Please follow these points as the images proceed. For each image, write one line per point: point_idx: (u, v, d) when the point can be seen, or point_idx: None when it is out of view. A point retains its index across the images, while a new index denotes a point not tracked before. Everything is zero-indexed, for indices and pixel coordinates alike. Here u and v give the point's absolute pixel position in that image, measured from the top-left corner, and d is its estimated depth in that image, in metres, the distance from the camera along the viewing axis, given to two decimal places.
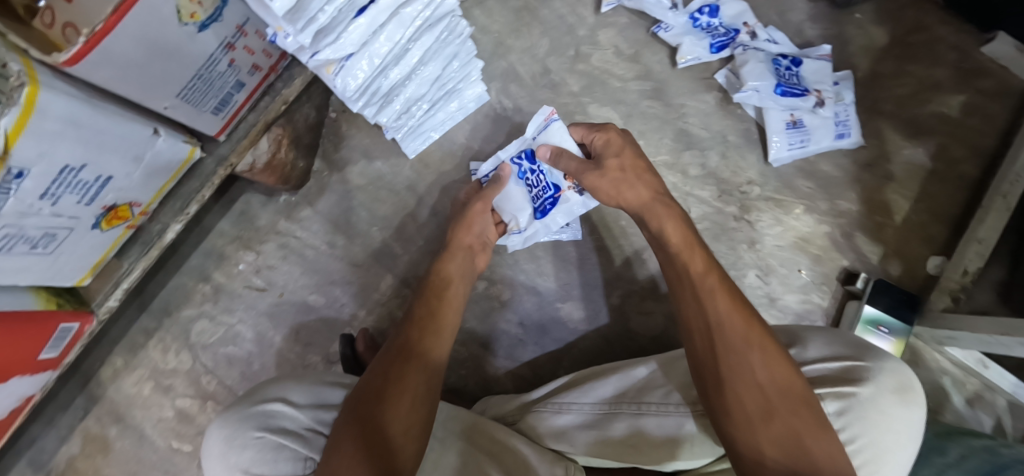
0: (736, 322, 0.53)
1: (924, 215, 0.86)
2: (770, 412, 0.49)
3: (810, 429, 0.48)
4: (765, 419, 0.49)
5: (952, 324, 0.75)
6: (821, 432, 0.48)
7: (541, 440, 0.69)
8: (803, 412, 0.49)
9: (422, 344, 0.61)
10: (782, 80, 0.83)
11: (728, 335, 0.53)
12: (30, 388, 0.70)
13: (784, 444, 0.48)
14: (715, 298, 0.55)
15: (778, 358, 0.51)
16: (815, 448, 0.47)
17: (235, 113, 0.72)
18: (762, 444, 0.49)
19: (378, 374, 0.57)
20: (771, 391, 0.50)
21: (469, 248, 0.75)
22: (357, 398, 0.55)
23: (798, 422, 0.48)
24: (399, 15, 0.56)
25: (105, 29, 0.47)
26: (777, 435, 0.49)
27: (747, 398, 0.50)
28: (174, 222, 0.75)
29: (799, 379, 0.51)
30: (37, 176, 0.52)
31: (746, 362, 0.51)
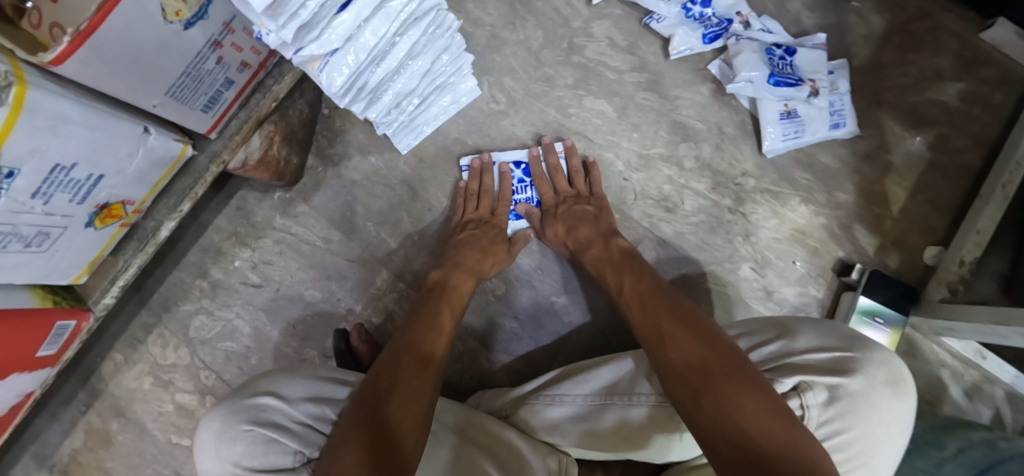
0: (650, 328, 0.60)
1: (924, 206, 0.85)
2: (699, 388, 0.49)
3: (734, 393, 0.47)
4: (694, 397, 0.49)
5: (949, 314, 0.75)
6: (748, 395, 0.47)
7: (533, 432, 0.69)
8: (732, 381, 0.48)
9: (424, 344, 0.64)
10: (774, 71, 0.82)
11: (647, 339, 0.59)
12: (29, 384, 0.71)
13: (717, 415, 0.47)
14: (635, 311, 0.64)
15: (685, 343, 0.54)
16: (750, 415, 0.45)
17: (226, 110, 0.72)
18: (701, 422, 0.47)
19: (379, 367, 0.59)
20: (694, 371, 0.51)
21: (478, 270, 0.78)
22: (361, 391, 0.56)
23: (725, 393, 0.47)
24: (384, 9, 0.56)
25: (91, 28, 0.47)
26: (708, 410, 0.47)
27: (675, 383, 0.51)
28: (168, 219, 0.75)
29: (715, 353, 0.51)
30: (28, 174, 0.52)
31: (664, 354, 0.55)
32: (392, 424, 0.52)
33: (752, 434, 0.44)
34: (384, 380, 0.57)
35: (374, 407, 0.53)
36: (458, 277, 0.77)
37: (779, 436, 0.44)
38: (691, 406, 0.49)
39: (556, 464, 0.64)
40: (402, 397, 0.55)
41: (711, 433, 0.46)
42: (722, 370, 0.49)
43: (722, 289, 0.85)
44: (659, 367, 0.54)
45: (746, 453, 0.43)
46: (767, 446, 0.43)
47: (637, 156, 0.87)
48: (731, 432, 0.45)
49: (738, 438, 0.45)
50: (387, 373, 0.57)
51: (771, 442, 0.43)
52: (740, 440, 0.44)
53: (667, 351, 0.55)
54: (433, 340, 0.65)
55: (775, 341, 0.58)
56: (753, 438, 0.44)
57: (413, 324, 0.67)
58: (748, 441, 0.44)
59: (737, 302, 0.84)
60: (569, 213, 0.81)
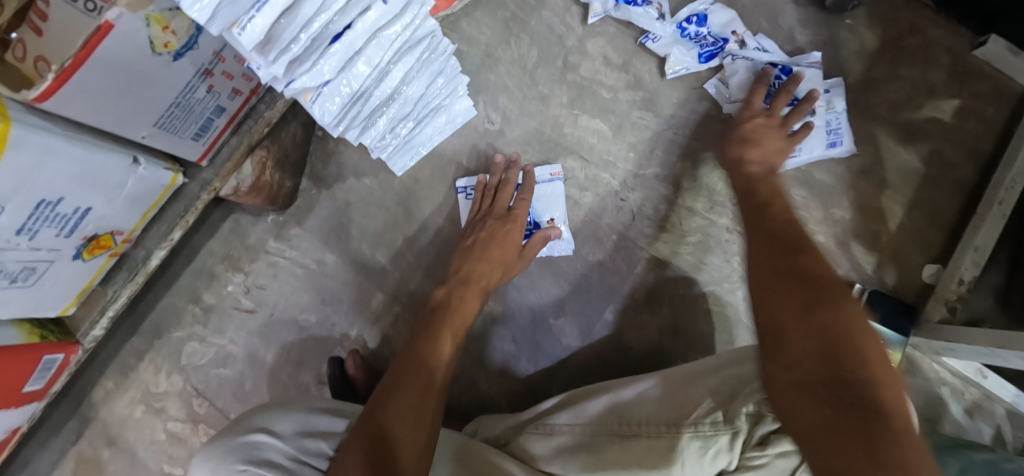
0: (769, 239, 0.51)
1: (921, 222, 0.85)
2: (802, 301, 0.42)
3: (849, 316, 0.40)
4: (792, 310, 0.42)
5: (950, 336, 0.73)
6: (865, 325, 0.39)
7: (533, 460, 0.68)
8: (841, 303, 0.41)
9: (431, 352, 0.62)
10: (771, 93, 0.82)
11: (766, 244, 0.51)
12: (16, 420, 0.69)
13: (818, 331, 0.40)
14: (760, 222, 0.55)
15: (814, 259, 0.46)
16: (856, 336, 0.38)
17: (217, 137, 0.71)
18: (794, 336, 0.41)
19: (382, 390, 0.58)
20: (802, 283, 0.43)
21: (483, 285, 0.74)
22: (365, 417, 0.55)
23: (831, 312, 0.40)
24: (377, 39, 0.56)
25: (76, 64, 0.46)
26: (807, 321, 0.41)
27: (776, 292, 0.45)
28: (159, 247, 0.74)
29: (838, 279, 0.43)
30: (12, 211, 0.51)
31: (785, 258, 0.47)
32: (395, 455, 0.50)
33: (853, 351, 0.38)
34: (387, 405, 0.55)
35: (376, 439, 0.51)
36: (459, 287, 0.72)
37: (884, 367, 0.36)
38: (790, 322, 0.42)
39: None
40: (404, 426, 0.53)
41: (801, 349, 0.40)
42: (835, 291, 0.42)
43: (722, 309, 0.83)
44: (758, 284, 0.47)
45: (837, 370, 0.37)
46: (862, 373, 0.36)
47: (633, 175, 0.87)
48: (833, 347, 0.38)
49: (836, 351, 0.38)
50: (392, 399, 0.55)
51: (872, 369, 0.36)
52: (835, 355, 0.38)
53: (774, 264, 0.47)
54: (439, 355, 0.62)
55: None
56: (851, 358, 0.37)
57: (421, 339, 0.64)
58: (845, 359, 0.37)
59: (736, 323, 0.83)
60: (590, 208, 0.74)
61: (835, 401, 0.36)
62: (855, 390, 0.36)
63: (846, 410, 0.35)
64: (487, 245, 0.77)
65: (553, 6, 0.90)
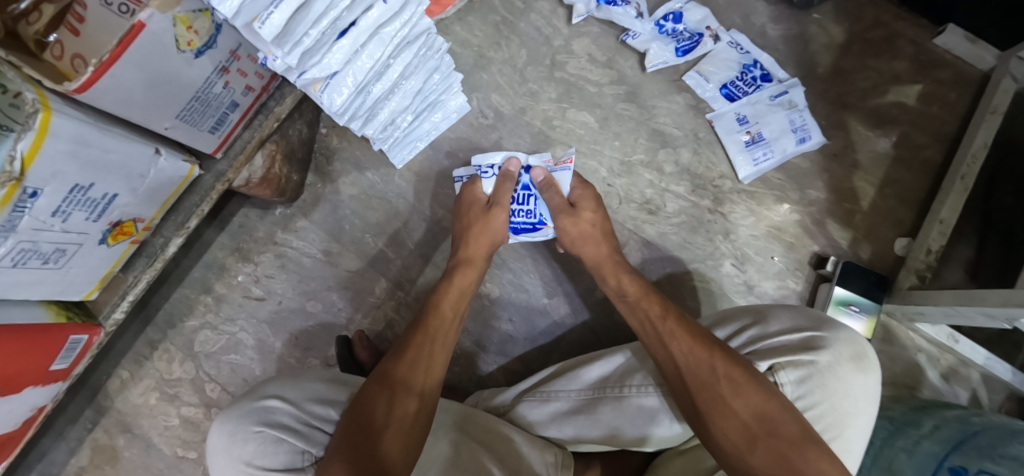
0: (698, 359, 0.56)
1: (891, 200, 0.90)
2: (716, 382, 0.54)
3: (791, 447, 0.50)
4: (716, 388, 0.54)
5: (919, 300, 0.80)
6: (808, 447, 0.49)
7: (531, 427, 0.72)
8: (746, 379, 0.54)
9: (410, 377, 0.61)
10: (728, 83, 0.92)
11: (693, 370, 0.56)
12: (42, 398, 0.73)
13: (774, 464, 0.50)
14: (673, 339, 0.60)
15: (743, 387, 0.53)
16: (770, 403, 0.52)
17: (231, 131, 0.76)
18: (723, 411, 0.53)
19: (364, 400, 0.57)
20: (745, 422, 0.52)
21: (474, 262, 0.79)
22: (345, 426, 0.55)
23: (744, 389, 0.53)
24: (379, 35, 0.61)
25: (112, 58, 0.51)
26: (765, 461, 0.50)
27: (695, 374, 0.56)
28: (176, 235, 0.79)
29: (775, 400, 0.52)
30: (49, 194, 0.56)
31: (717, 393, 0.54)
32: (387, 461, 0.53)
33: None
34: (372, 419, 0.55)
35: (369, 449, 0.53)
36: (439, 295, 0.74)
37: (795, 420, 0.51)
38: (721, 399, 0.54)
39: (552, 458, 0.67)
40: (397, 434, 0.55)
41: (729, 420, 0.53)
42: (768, 428, 0.51)
43: (705, 285, 0.89)
44: (674, 360, 0.58)
45: (763, 433, 0.51)
46: (797, 452, 0.49)
47: (619, 163, 0.92)
48: (758, 416, 0.52)
49: (762, 419, 0.52)
50: (379, 410, 0.56)
51: (795, 426, 0.51)
52: (759, 425, 0.52)
53: (679, 339, 0.59)
54: (428, 369, 0.63)
55: (751, 327, 0.62)
56: (774, 419, 0.51)
57: (404, 346, 0.66)
58: (770, 422, 0.51)
59: (720, 296, 0.89)
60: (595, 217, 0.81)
61: (773, 462, 0.50)
62: (784, 445, 0.50)
63: (777, 469, 0.49)
64: (489, 208, 0.82)
65: (540, 10, 0.96)
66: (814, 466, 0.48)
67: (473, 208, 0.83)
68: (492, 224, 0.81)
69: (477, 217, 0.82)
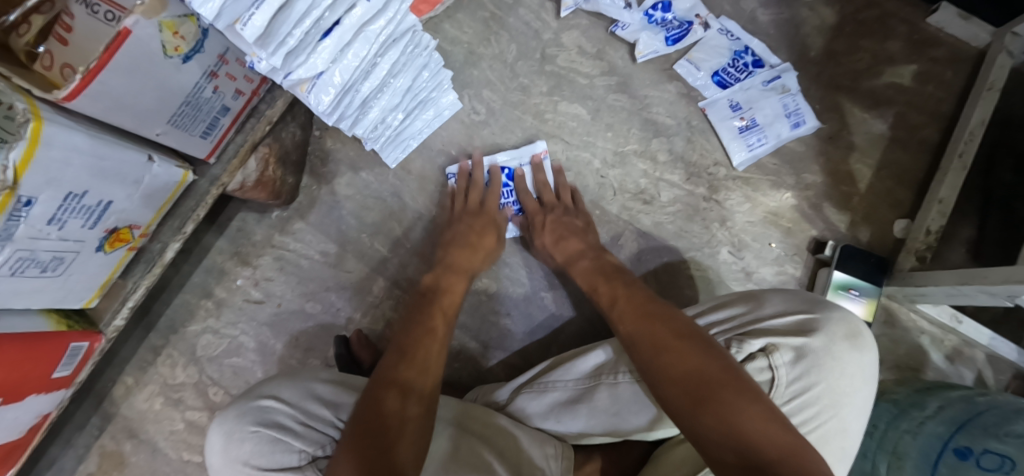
0: (644, 337, 0.59)
1: (888, 181, 0.90)
2: (655, 353, 0.56)
3: (733, 405, 0.48)
4: (657, 357, 0.55)
5: (919, 281, 0.79)
6: (748, 407, 0.47)
7: (530, 419, 0.72)
8: (686, 346, 0.54)
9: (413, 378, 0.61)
10: (720, 70, 0.91)
11: (638, 347, 0.58)
12: (46, 405, 0.74)
13: (721, 428, 0.47)
14: (625, 320, 0.63)
15: (684, 354, 0.54)
16: (710, 364, 0.52)
17: (223, 135, 0.77)
18: (663, 379, 0.53)
19: (376, 402, 0.57)
20: (687, 385, 0.51)
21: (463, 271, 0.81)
22: (360, 426, 0.54)
23: (683, 353, 0.54)
24: (363, 33, 0.61)
25: (99, 66, 0.52)
26: (710, 423, 0.48)
27: (640, 353, 0.58)
28: (173, 240, 0.80)
29: (716, 363, 0.52)
30: (45, 202, 0.56)
31: (659, 363, 0.55)
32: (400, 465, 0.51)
33: (747, 443, 0.45)
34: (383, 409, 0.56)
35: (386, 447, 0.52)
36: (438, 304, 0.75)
37: (735, 381, 0.50)
38: (662, 367, 0.54)
39: (553, 450, 0.67)
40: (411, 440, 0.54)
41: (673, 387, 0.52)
42: (710, 388, 0.50)
43: (703, 273, 0.89)
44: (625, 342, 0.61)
45: (704, 393, 0.50)
46: (738, 409, 0.47)
47: (613, 154, 0.92)
48: (697, 377, 0.51)
49: (702, 378, 0.51)
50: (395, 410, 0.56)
51: (735, 387, 0.49)
52: (699, 385, 0.51)
53: (627, 321, 0.63)
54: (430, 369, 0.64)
55: (744, 310, 0.62)
56: (713, 379, 0.50)
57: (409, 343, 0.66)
58: (710, 381, 0.50)
59: (717, 284, 0.89)
60: (552, 228, 0.84)
61: (717, 422, 0.47)
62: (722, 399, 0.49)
63: (722, 431, 0.47)
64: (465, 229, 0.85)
65: (529, 4, 0.96)
66: (753, 424, 0.46)
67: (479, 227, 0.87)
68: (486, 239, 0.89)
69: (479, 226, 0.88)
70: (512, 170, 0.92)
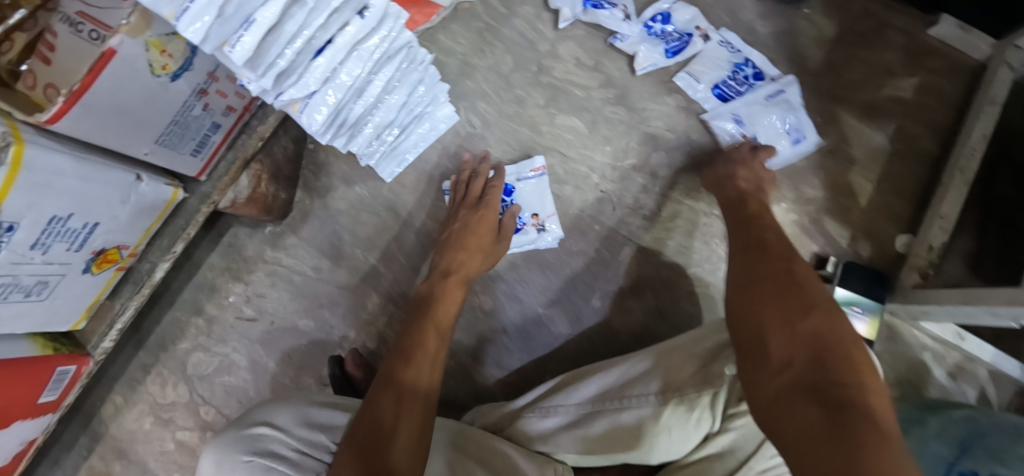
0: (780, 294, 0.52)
1: (889, 195, 0.89)
2: (812, 309, 0.48)
3: (844, 374, 0.41)
4: (802, 318, 0.47)
5: (923, 299, 0.78)
6: (861, 382, 0.41)
7: (530, 442, 0.71)
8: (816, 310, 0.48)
9: (410, 376, 0.62)
10: (720, 82, 0.90)
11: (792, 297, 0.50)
12: (32, 431, 0.72)
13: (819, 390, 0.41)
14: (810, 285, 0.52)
15: (824, 319, 0.47)
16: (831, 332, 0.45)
17: (214, 153, 0.75)
18: (781, 335, 0.47)
19: (372, 401, 0.58)
20: (810, 344, 0.45)
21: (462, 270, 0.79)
22: (355, 426, 0.55)
23: (857, 356, 0.43)
24: (357, 52, 0.60)
25: (82, 88, 0.50)
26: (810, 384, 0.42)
27: (769, 301, 0.51)
28: (163, 260, 0.78)
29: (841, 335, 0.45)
30: (27, 227, 0.54)
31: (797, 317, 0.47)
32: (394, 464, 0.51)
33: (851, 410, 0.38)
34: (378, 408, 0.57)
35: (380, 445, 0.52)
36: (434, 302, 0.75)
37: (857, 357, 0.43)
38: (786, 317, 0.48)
39: (553, 472, 0.64)
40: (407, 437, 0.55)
41: (791, 349, 0.46)
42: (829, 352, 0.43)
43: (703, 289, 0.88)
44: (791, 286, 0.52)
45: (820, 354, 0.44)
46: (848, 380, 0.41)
47: (611, 169, 0.91)
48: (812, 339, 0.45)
49: (822, 340, 0.45)
50: (390, 408, 0.57)
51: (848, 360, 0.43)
52: (821, 345, 0.44)
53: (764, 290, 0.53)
54: (428, 368, 0.64)
55: None
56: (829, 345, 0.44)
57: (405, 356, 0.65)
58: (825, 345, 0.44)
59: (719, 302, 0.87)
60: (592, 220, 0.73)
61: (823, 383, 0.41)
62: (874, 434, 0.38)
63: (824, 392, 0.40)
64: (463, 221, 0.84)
65: (525, 15, 0.94)
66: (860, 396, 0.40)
67: (484, 233, 0.82)
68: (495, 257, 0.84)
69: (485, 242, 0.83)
70: (510, 186, 0.90)
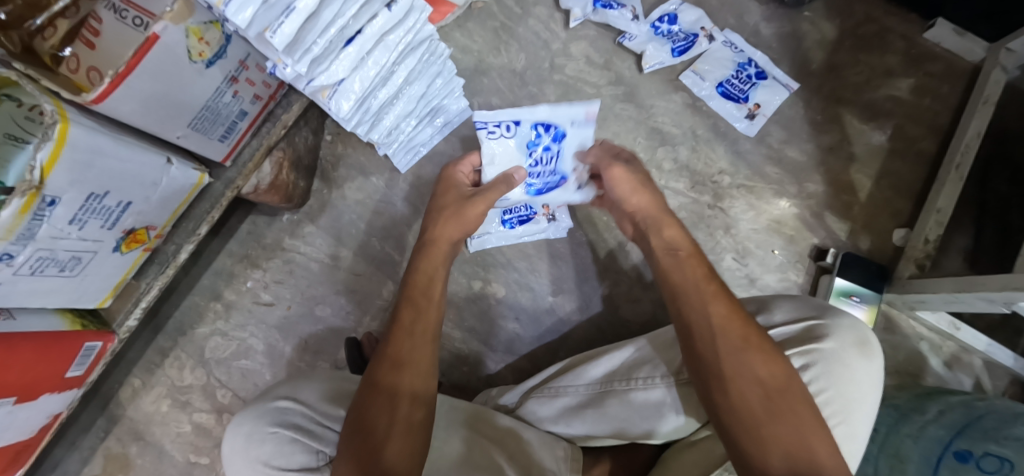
0: (732, 327, 0.56)
1: (888, 191, 0.92)
2: (745, 350, 0.54)
3: (807, 425, 0.51)
4: (753, 363, 0.54)
5: (919, 288, 0.81)
6: (819, 430, 0.51)
7: (541, 424, 0.73)
8: (771, 352, 0.55)
9: (401, 379, 0.59)
10: (724, 81, 0.94)
11: (728, 336, 0.55)
12: (59, 405, 0.74)
13: (789, 446, 0.50)
14: (714, 301, 0.58)
15: (771, 363, 0.54)
16: (788, 380, 0.53)
17: (240, 139, 0.78)
18: (746, 379, 0.54)
19: (363, 407, 0.56)
20: (766, 396, 0.53)
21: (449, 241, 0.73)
22: (349, 434, 0.55)
23: (802, 401, 0.53)
24: (384, 42, 0.63)
25: (127, 70, 0.53)
26: (782, 438, 0.51)
27: (725, 340, 0.55)
28: (187, 242, 0.81)
29: (794, 379, 0.54)
30: (67, 202, 0.57)
31: (746, 361, 0.54)
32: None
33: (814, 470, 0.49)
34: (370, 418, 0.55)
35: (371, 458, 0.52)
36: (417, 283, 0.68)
37: (806, 401, 0.53)
38: (743, 357, 0.54)
39: (562, 453, 0.68)
40: (400, 445, 0.54)
41: (752, 393, 0.53)
42: (789, 404, 0.52)
43: None
44: (709, 321, 0.57)
45: (783, 408, 0.52)
46: (811, 431, 0.51)
47: None
48: (773, 386, 0.53)
49: (784, 390, 0.53)
50: (379, 416, 0.55)
51: (805, 408, 0.52)
52: (779, 399, 0.52)
53: (715, 304, 0.58)
54: (419, 368, 0.60)
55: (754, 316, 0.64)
56: (790, 395, 0.53)
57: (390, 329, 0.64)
58: (786, 398, 0.52)
59: None
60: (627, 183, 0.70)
61: (789, 439, 0.50)
62: (795, 416, 0.51)
63: (790, 447, 0.50)
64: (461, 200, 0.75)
65: (538, 15, 0.98)
66: (821, 450, 0.50)
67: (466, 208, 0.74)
68: (465, 216, 0.73)
69: (454, 202, 0.75)
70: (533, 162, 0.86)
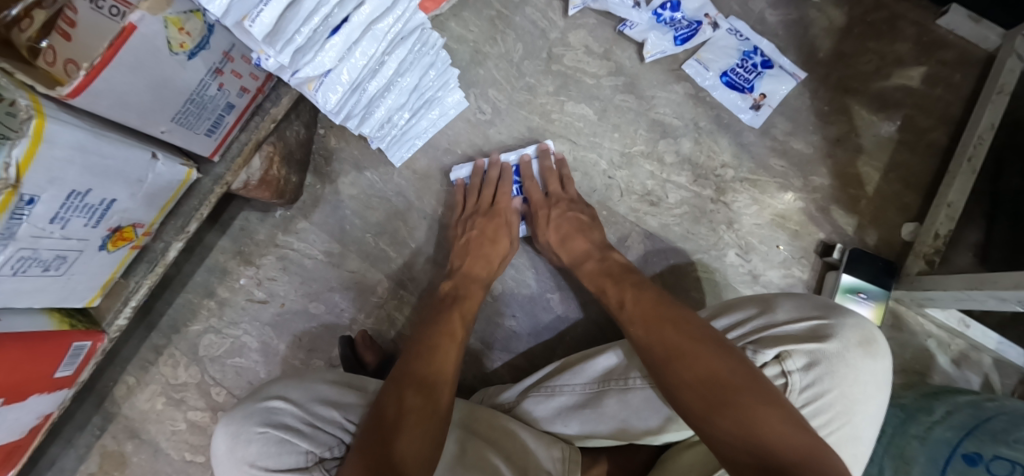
0: (653, 341, 0.60)
1: (897, 184, 0.89)
2: (670, 361, 0.56)
3: (748, 409, 0.49)
4: (682, 366, 0.55)
5: (928, 285, 0.79)
6: (762, 410, 0.49)
7: (537, 423, 0.72)
8: (699, 350, 0.55)
9: (429, 371, 0.63)
10: (729, 70, 0.91)
11: (653, 351, 0.59)
12: (49, 404, 0.73)
13: (736, 435, 0.49)
14: (637, 324, 0.64)
15: (698, 360, 0.55)
16: (719, 369, 0.53)
17: (228, 133, 0.76)
18: (676, 385, 0.55)
19: (388, 394, 0.59)
20: (700, 394, 0.53)
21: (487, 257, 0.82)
22: (372, 418, 0.57)
23: (740, 384, 0.51)
24: (372, 31, 0.60)
25: (104, 62, 0.51)
26: (725, 428, 0.50)
27: (653, 354, 0.59)
28: (177, 239, 0.79)
29: (726, 367, 0.53)
30: (47, 200, 0.55)
31: (672, 367, 0.56)
32: (403, 462, 0.52)
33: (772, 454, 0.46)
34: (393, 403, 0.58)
35: (389, 442, 0.53)
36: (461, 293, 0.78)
37: (746, 385, 0.51)
38: (670, 364, 0.56)
39: (559, 453, 0.66)
40: (416, 432, 0.56)
41: (691, 394, 0.53)
42: (725, 393, 0.51)
43: (710, 275, 0.89)
44: (636, 344, 0.62)
45: (718, 401, 0.51)
46: (751, 414, 0.49)
47: (620, 155, 0.91)
48: (705, 380, 0.53)
49: (716, 380, 0.52)
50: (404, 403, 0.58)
51: (745, 391, 0.51)
52: (714, 392, 0.52)
53: (637, 325, 0.64)
54: (441, 364, 0.65)
55: (756, 316, 0.61)
56: (724, 384, 0.52)
57: (416, 338, 0.69)
58: (721, 388, 0.52)
59: (724, 287, 0.89)
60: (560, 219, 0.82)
61: (734, 427, 0.49)
62: (734, 404, 0.50)
63: (737, 433, 0.49)
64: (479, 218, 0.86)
65: (536, 2, 0.95)
66: (771, 430, 0.48)
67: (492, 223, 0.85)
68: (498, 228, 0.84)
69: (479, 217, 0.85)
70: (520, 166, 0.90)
